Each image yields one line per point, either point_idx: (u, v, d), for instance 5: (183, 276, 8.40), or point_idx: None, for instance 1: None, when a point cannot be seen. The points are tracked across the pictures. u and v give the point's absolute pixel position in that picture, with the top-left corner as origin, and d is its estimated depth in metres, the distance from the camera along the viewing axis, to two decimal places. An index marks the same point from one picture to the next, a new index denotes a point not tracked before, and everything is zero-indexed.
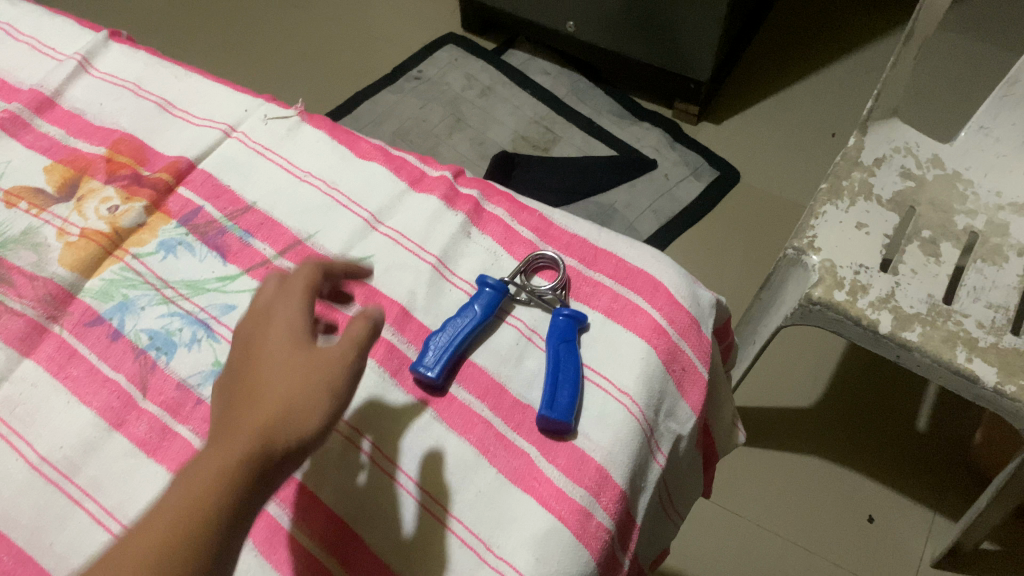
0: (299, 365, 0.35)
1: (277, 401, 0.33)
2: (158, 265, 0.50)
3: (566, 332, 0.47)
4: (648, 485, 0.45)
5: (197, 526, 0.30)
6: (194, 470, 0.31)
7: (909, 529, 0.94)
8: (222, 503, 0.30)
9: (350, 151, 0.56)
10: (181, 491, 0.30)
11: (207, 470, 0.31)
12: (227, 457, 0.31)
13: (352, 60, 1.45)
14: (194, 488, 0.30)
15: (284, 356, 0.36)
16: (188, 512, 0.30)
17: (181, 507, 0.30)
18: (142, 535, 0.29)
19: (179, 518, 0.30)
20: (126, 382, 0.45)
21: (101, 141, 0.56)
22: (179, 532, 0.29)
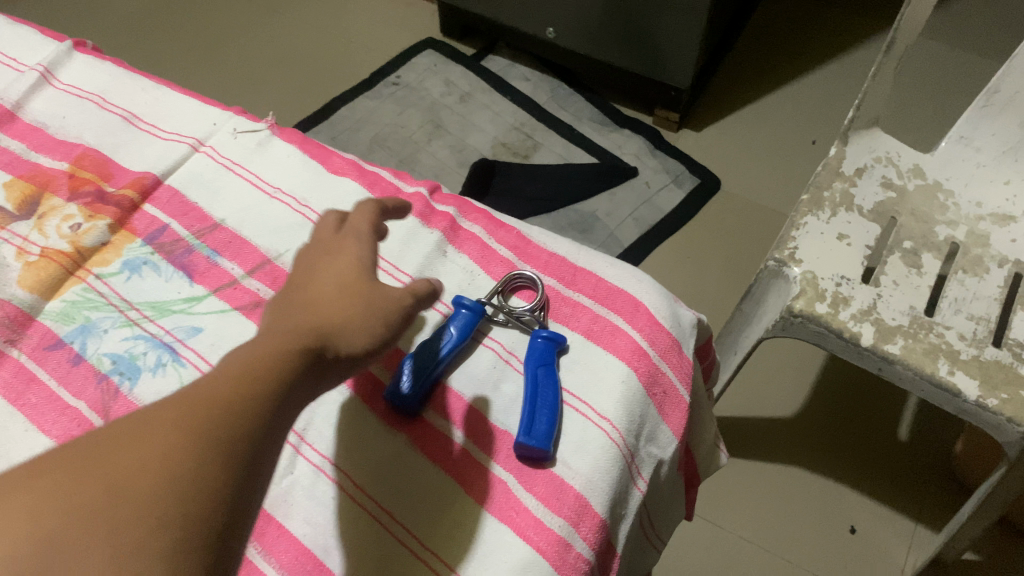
0: (358, 284, 0.34)
1: (330, 311, 0.33)
2: (122, 286, 0.49)
3: (545, 354, 0.46)
4: (628, 512, 0.43)
5: (249, 404, 0.28)
6: (245, 354, 0.30)
7: (890, 539, 0.93)
8: (274, 390, 0.29)
9: (322, 166, 0.54)
10: (234, 370, 0.29)
11: (260, 354, 0.30)
12: (281, 350, 0.30)
13: (329, 66, 1.43)
14: (248, 367, 0.29)
15: (350, 279, 0.34)
16: (243, 390, 0.28)
17: (233, 382, 0.28)
18: (189, 400, 0.28)
19: (232, 392, 0.28)
20: (87, 409, 0.43)
21: (63, 156, 0.54)
22: (233, 408, 0.28)
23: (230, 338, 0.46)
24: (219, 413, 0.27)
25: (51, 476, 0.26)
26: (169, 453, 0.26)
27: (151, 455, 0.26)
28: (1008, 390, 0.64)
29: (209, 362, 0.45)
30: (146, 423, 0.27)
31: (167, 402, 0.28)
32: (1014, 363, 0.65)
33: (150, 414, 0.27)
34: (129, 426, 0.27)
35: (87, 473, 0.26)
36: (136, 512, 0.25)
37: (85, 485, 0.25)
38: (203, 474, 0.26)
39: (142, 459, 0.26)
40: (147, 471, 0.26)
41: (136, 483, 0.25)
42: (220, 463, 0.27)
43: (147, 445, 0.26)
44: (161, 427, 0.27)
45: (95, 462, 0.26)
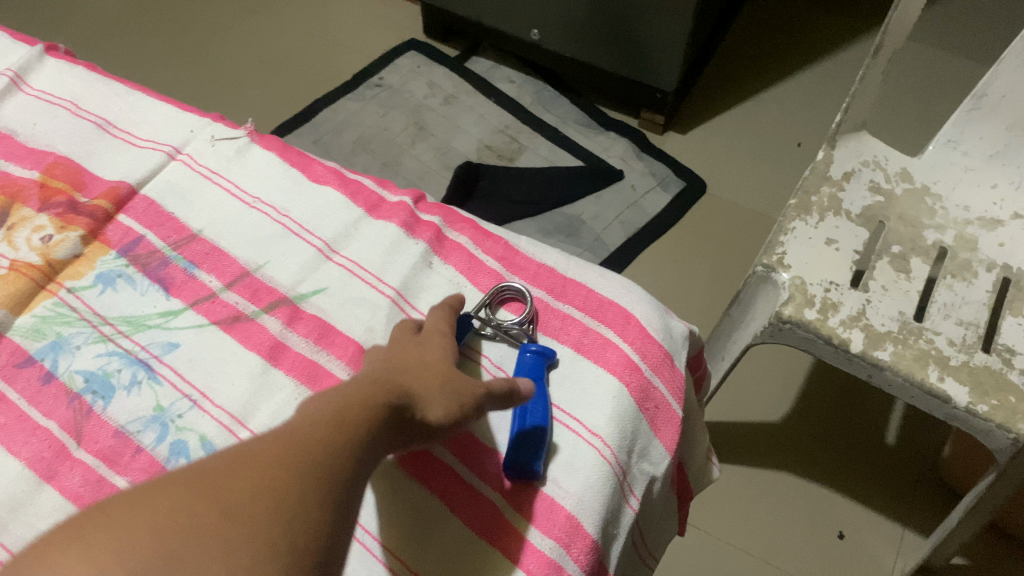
0: (434, 365, 0.37)
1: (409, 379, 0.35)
2: (96, 300, 0.47)
3: (534, 371, 0.44)
4: (621, 531, 0.42)
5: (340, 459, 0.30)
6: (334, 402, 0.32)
7: (879, 543, 0.92)
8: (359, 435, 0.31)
9: (303, 174, 0.53)
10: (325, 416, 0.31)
11: (348, 405, 0.32)
12: (365, 402, 0.32)
13: (311, 67, 1.41)
14: (336, 417, 0.31)
15: (432, 359, 0.37)
16: (333, 436, 0.30)
17: (326, 429, 0.30)
18: (289, 441, 0.30)
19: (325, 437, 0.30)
20: (59, 430, 0.42)
21: (34, 164, 0.52)
22: (325, 450, 0.30)
23: (207, 355, 0.45)
24: (314, 452, 0.29)
25: (163, 498, 0.27)
26: (273, 484, 0.28)
27: (255, 485, 0.28)
28: (999, 397, 0.63)
29: (186, 380, 0.44)
30: (249, 456, 0.29)
31: (266, 437, 0.30)
32: (1004, 369, 0.65)
33: (250, 447, 0.29)
34: (232, 458, 0.29)
35: (197, 495, 0.27)
36: (245, 537, 0.26)
37: (197, 506, 0.27)
38: (302, 509, 0.28)
39: (247, 487, 0.28)
40: (252, 499, 0.27)
41: (244, 509, 0.27)
42: (315, 498, 0.29)
43: (252, 475, 0.28)
44: (265, 460, 0.29)
45: (204, 485, 0.28)
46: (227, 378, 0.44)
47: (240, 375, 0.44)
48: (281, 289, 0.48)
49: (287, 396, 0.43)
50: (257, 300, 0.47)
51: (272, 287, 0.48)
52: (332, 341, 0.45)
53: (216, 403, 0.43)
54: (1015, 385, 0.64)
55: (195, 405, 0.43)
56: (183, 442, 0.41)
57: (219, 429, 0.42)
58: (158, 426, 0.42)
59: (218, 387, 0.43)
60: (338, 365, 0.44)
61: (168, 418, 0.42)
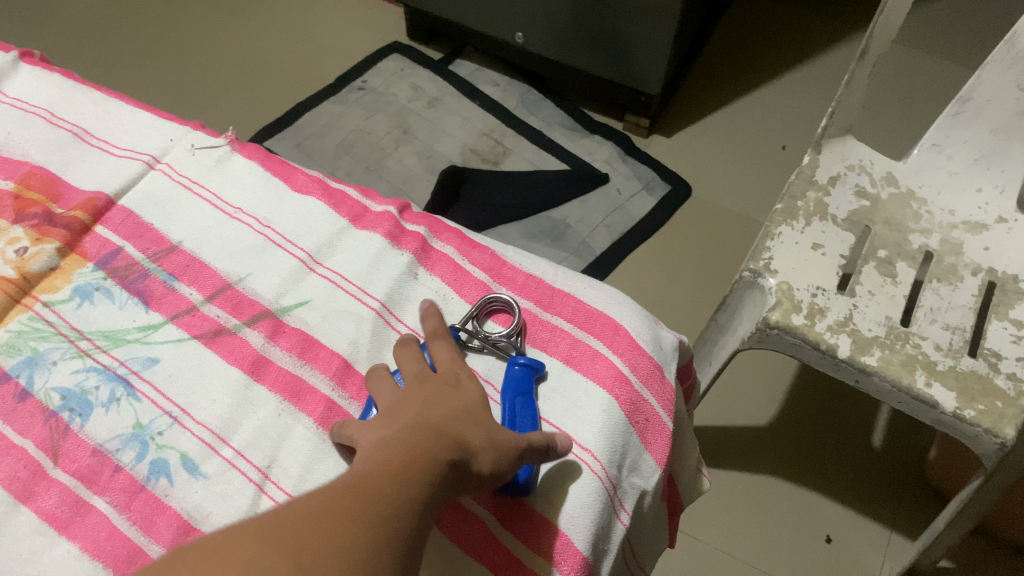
0: (482, 416, 0.37)
1: (464, 431, 0.36)
2: (72, 314, 0.46)
3: (523, 386, 0.43)
4: (612, 547, 0.42)
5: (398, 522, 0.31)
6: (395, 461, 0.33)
7: (866, 547, 0.92)
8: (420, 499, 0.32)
9: (285, 183, 0.52)
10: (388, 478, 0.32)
11: (410, 464, 0.33)
12: (425, 462, 0.33)
13: (293, 70, 1.40)
14: (400, 478, 0.32)
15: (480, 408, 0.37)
16: (396, 499, 0.31)
17: (389, 489, 0.32)
18: (356, 500, 0.31)
19: (389, 498, 0.31)
20: (35, 449, 0.41)
21: (9, 175, 0.51)
22: (388, 512, 0.31)
23: (188, 370, 0.44)
24: (379, 515, 0.31)
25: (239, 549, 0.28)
26: (341, 546, 0.29)
27: (326, 543, 0.29)
28: (985, 401, 0.63)
29: (166, 396, 0.43)
30: (319, 513, 0.30)
31: (334, 494, 0.31)
32: (990, 374, 0.65)
33: (320, 503, 0.31)
34: (304, 513, 0.30)
35: (271, 550, 0.28)
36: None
37: (271, 559, 0.28)
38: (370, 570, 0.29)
39: (319, 545, 0.29)
40: (322, 556, 0.29)
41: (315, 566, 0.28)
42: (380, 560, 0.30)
43: (323, 534, 0.29)
44: (336, 518, 0.30)
45: (278, 539, 0.29)
46: (209, 395, 0.43)
47: (222, 391, 0.43)
48: (263, 301, 0.47)
49: (270, 413, 0.42)
50: (238, 313, 0.46)
51: (254, 300, 0.47)
52: (316, 356, 0.45)
53: (198, 420, 0.42)
54: (1002, 390, 0.64)
55: (176, 422, 0.42)
56: (164, 460, 0.40)
57: (200, 447, 0.41)
58: (138, 444, 0.41)
59: (200, 404, 0.43)
60: (322, 380, 0.44)
61: (148, 436, 0.41)
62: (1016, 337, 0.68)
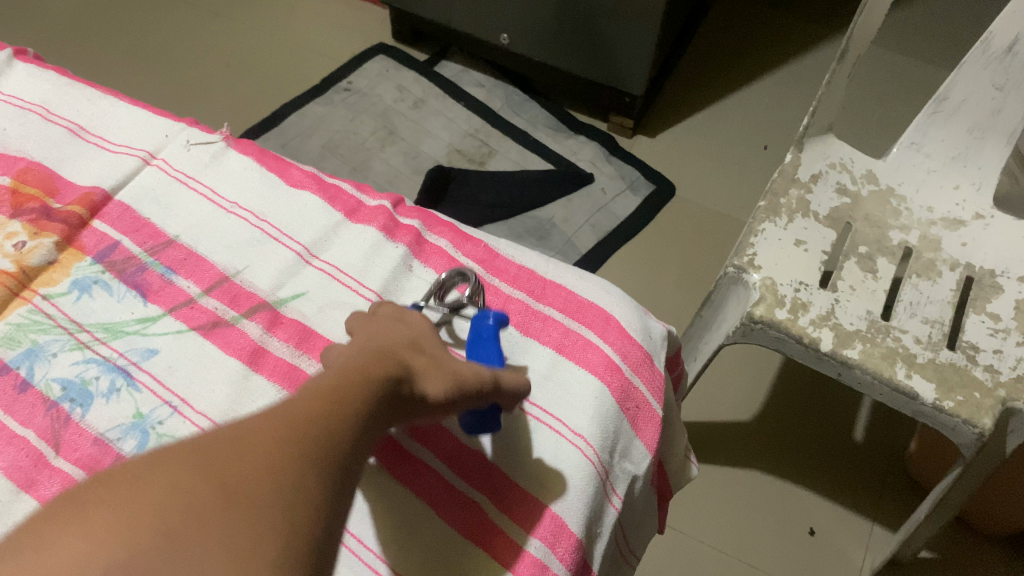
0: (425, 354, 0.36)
1: (407, 362, 0.34)
2: (71, 307, 0.46)
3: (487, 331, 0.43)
4: (604, 530, 0.43)
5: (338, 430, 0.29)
6: (331, 382, 0.31)
7: (848, 540, 0.94)
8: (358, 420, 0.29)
9: (280, 179, 0.53)
10: (322, 398, 0.29)
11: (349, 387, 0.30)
12: (364, 383, 0.31)
13: (278, 71, 1.40)
14: (337, 398, 0.29)
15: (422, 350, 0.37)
16: (332, 419, 0.29)
17: (323, 408, 0.29)
18: (287, 420, 0.28)
19: (325, 417, 0.28)
20: (37, 438, 0.41)
21: (5, 170, 0.52)
22: (326, 431, 0.28)
23: (187, 360, 0.44)
24: (316, 432, 0.28)
25: (157, 475, 0.25)
26: (273, 465, 0.26)
27: (255, 465, 0.26)
28: (963, 392, 0.65)
29: (166, 386, 0.44)
30: (249, 433, 0.27)
31: (263, 415, 0.28)
32: (968, 365, 0.66)
33: (247, 422, 0.28)
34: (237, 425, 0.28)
35: (196, 474, 0.25)
36: (246, 520, 0.24)
37: (194, 485, 0.25)
38: (306, 495, 0.26)
39: (249, 467, 0.26)
40: (252, 480, 0.25)
41: (243, 490, 0.25)
42: (317, 482, 0.27)
43: (253, 454, 0.26)
44: (269, 430, 0.27)
45: (202, 462, 0.26)
46: (208, 385, 0.43)
47: (221, 381, 0.44)
48: (260, 293, 0.47)
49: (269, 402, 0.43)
50: (236, 305, 0.47)
51: (252, 292, 0.47)
52: (314, 346, 0.45)
53: (197, 410, 0.43)
54: (980, 381, 0.65)
55: (175, 412, 0.43)
56: None
57: None
58: (138, 433, 0.42)
59: (199, 394, 0.43)
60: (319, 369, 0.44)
61: (148, 425, 0.42)
62: (993, 330, 0.70)
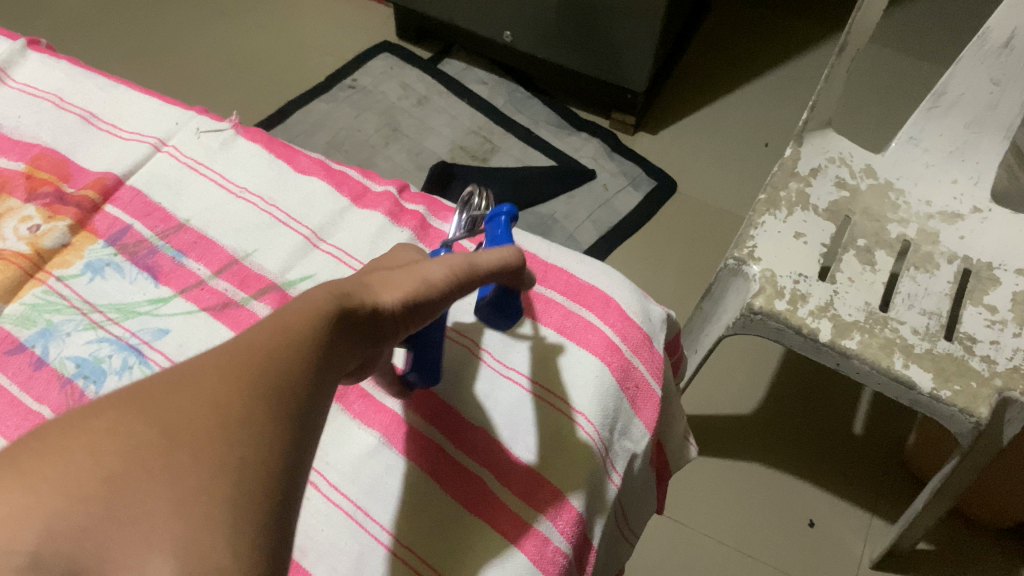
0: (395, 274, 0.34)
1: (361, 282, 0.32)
2: (84, 288, 0.47)
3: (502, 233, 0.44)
4: (605, 505, 0.44)
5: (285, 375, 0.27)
6: (281, 316, 0.29)
7: (847, 531, 0.93)
8: (315, 351, 0.28)
9: (288, 166, 0.54)
10: (269, 332, 0.28)
11: (296, 317, 0.29)
12: (312, 311, 0.29)
13: (283, 69, 1.42)
14: (286, 331, 0.28)
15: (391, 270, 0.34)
16: (281, 355, 0.28)
17: (271, 343, 0.28)
18: (235, 361, 0.27)
19: (274, 353, 0.27)
20: (51, 414, 0.42)
21: (20, 156, 0.53)
22: (275, 367, 0.27)
23: (197, 340, 0.45)
24: (267, 370, 0.27)
25: (100, 422, 0.25)
26: (222, 409, 0.26)
27: (200, 410, 0.26)
28: (960, 382, 0.65)
29: (177, 364, 0.45)
30: (195, 378, 0.27)
31: (211, 357, 0.27)
32: (966, 356, 0.67)
33: (194, 367, 0.27)
34: (179, 377, 0.27)
35: (141, 422, 0.25)
36: (193, 467, 0.24)
37: (139, 433, 0.25)
38: (259, 435, 0.26)
39: (193, 412, 0.25)
40: (199, 424, 0.25)
41: (188, 438, 0.25)
42: (268, 422, 0.26)
43: (198, 400, 0.26)
44: (209, 387, 0.26)
45: (147, 410, 0.26)
46: None
47: None
48: (269, 275, 0.48)
49: None
50: (245, 287, 0.48)
51: (260, 274, 0.48)
52: None
53: None
54: (977, 371, 0.66)
55: None
56: None
57: None
58: None
59: None
60: None
61: None
62: (990, 321, 0.70)
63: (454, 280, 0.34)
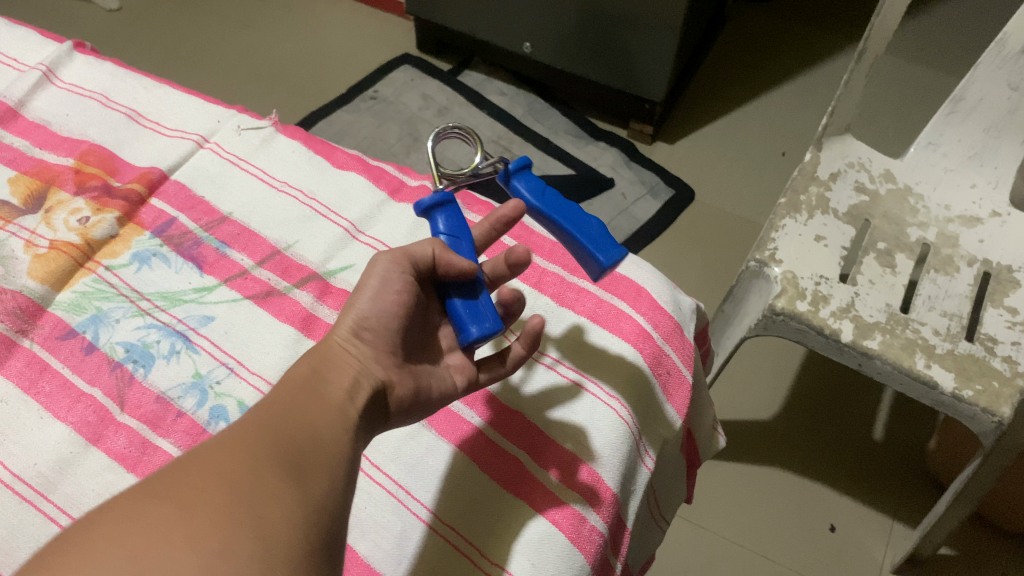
0: (345, 359, 0.39)
1: (324, 375, 0.38)
2: (132, 277, 0.50)
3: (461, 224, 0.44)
4: (637, 488, 0.46)
5: (278, 453, 0.32)
6: (264, 412, 0.34)
7: (870, 536, 0.90)
8: (309, 414, 0.35)
9: (326, 161, 0.57)
10: (259, 409, 0.34)
11: (280, 391, 0.36)
12: (292, 383, 0.37)
13: (306, 81, 1.44)
14: (278, 405, 0.35)
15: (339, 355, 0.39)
16: (278, 420, 0.34)
17: (264, 414, 0.34)
18: (237, 443, 0.32)
19: (267, 428, 0.33)
20: (103, 396, 0.44)
21: (68, 153, 0.57)
22: (274, 438, 0.33)
23: (241, 327, 0.47)
24: (266, 448, 0.32)
25: (116, 509, 0.28)
26: (233, 481, 0.30)
27: (212, 485, 0.29)
28: (982, 382, 0.64)
29: (222, 350, 0.46)
30: (202, 459, 0.30)
31: (213, 440, 0.32)
32: (987, 357, 0.66)
33: (195, 452, 0.31)
34: (181, 466, 0.30)
35: (156, 500, 0.28)
36: (215, 529, 0.27)
37: (154, 510, 0.28)
38: (273, 498, 0.30)
39: (204, 486, 0.29)
40: (215, 494, 0.29)
41: (204, 505, 0.28)
42: (279, 480, 0.31)
43: (208, 477, 0.30)
44: (215, 467, 0.30)
45: (157, 493, 0.29)
46: (262, 348, 0.46)
47: (275, 344, 0.46)
48: (310, 265, 0.51)
49: None
50: (288, 276, 0.50)
51: (302, 264, 0.51)
52: None
53: (252, 371, 0.45)
54: (1000, 371, 0.65)
55: (232, 372, 0.45)
56: (222, 407, 0.44)
57: (254, 395, 0.44)
58: (197, 391, 0.44)
59: (253, 356, 0.46)
60: None
61: (207, 384, 0.45)
62: (1012, 322, 0.69)
63: (385, 274, 0.42)
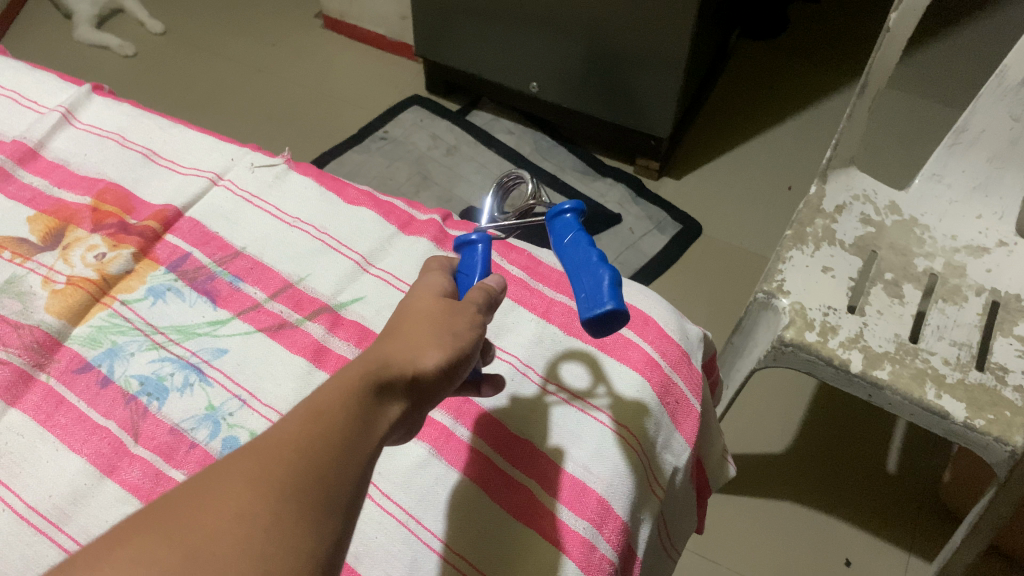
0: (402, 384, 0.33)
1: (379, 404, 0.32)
2: (147, 311, 0.51)
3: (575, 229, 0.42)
4: (648, 517, 0.46)
5: (296, 492, 0.28)
6: (306, 439, 0.29)
7: (886, 570, 0.88)
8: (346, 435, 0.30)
9: (338, 197, 0.59)
10: (303, 419, 0.30)
11: (332, 400, 0.31)
12: (350, 392, 0.31)
13: (317, 122, 1.46)
14: (318, 417, 0.30)
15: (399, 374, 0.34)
16: (316, 444, 0.29)
17: (305, 431, 0.30)
18: (258, 469, 0.28)
19: (302, 452, 0.29)
20: (117, 429, 0.45)
21: (86, 191, 0.58)
22: (301, 465, 0.29)
23: (253, 360, 0.48)
24: (290, 480, 0.28)
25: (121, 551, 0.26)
26: (246, 525, 0.27)
27: (222, 528, 0.27)
28: (994, 411, 0.63)
29: (235, 382, 0.47)
30: (217, 493, 0.28)
31: (243, 458, 0.29)
32: (998, 386, 0.65)
33: (219, 477, 0.28)
34: (193, 496, 0.28)
35: (161, 545, 0.26)
36: None
37: (162, 558, 0.26)
38: (283, 547, 0.27)
39: (214, 532, 0.26)
40: (225, 546, 0.26)
41: (211, 557, 0.26)
42: (294, 524, 0.27)
43: (219, 520, 0.27)
44: (227, 506, 0.27)
45: (169, 530, 0.27)
46: (276, 380, 0.47)
47: (288, 376, 0.47)
48: (322, 298, 0.52)
49: None
50: (300, 309, 0.51)
51: (314, 297, 0.52)
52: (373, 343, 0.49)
53: (266, 403, 0.46)
54: (1012, 401, 0.64)
55: (244, 405, 0.46)
56: (235, 438, 0.44)
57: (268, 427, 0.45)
58: (210, 423, 0.45)
59: (267, 389, 0.46)
60: None
61: (220, 416, 0.45)
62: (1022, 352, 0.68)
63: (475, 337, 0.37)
